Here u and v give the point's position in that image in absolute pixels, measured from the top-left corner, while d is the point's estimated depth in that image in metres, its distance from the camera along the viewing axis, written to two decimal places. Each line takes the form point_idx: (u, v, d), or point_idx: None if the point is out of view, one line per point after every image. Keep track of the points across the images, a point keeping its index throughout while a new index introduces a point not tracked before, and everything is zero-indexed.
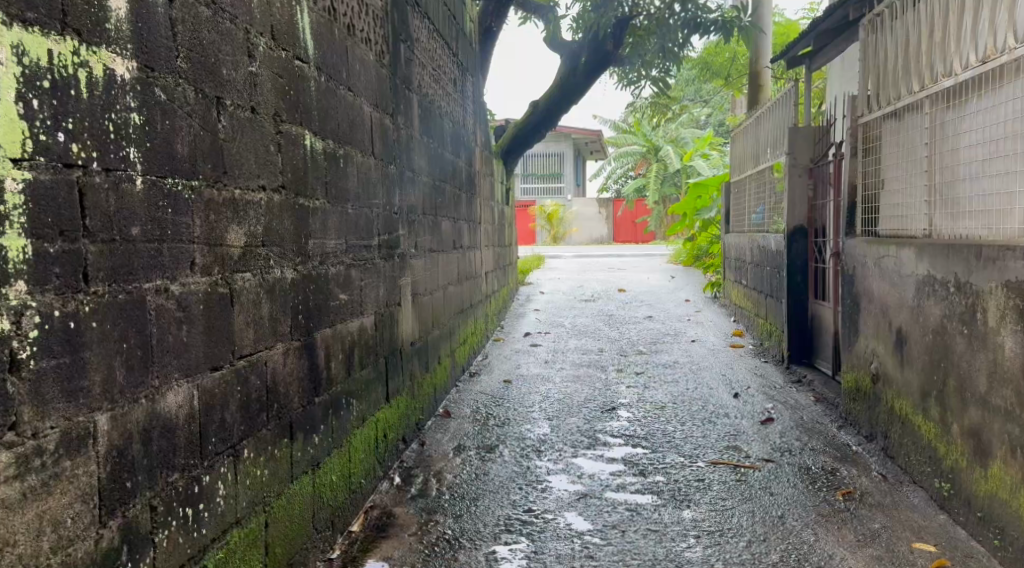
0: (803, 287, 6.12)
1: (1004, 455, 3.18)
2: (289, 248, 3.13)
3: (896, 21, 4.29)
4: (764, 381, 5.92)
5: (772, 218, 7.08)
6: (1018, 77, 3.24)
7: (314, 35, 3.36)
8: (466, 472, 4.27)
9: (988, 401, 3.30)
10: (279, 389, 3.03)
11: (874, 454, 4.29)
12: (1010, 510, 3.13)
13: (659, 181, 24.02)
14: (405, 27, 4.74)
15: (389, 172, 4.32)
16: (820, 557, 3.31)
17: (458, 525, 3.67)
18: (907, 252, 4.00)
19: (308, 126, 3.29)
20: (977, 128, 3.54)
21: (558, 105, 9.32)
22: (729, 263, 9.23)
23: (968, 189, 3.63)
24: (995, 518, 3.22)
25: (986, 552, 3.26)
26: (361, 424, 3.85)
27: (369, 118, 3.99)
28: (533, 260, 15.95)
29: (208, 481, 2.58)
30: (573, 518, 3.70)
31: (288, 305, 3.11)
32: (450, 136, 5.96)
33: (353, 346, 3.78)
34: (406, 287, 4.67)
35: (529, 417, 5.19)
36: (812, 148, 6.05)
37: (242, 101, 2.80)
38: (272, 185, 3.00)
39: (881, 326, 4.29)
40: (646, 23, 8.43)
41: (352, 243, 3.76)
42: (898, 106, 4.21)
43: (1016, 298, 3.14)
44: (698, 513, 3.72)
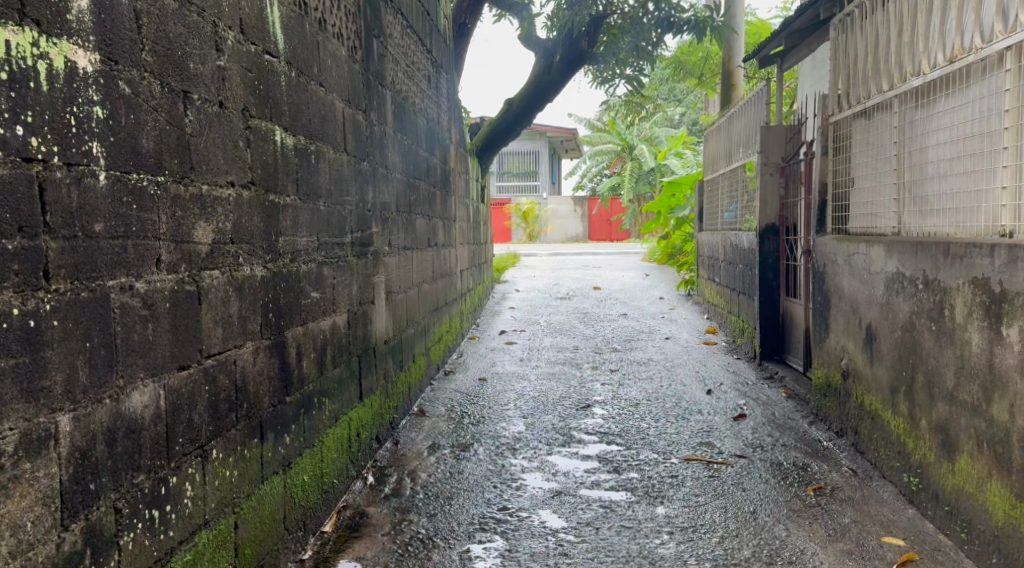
0: (775, 284, 6.15)
1: (971, 450, 3.21)
2: (259, 244, 3.09)
3: (865, 20, 4.31)
4: (736, 378, 5.94)
5: (745, 218, 7.10)
6: (985, 77, 3.27)
7: (284, 30, 3.32)
8: (440, 471, 4.25)
9: (955, 396, 3.32)
10: (248, 389, 2.99)
11: (845, 449, 4.32)
12: (977, 504, 3.17)
13: (634, 178, 24.21)
14: (378, 23, 4.71)
15: (362, 169, 4.28)
16: (791, 552, 3.32)
17: (432, 524, 3.65)
18: (876, 249, 4.03)
19: (278, 122, 3.25)
20: (944, 127, 3.57)
21: (532, 104, 9.33)
22: (702, 261, 9.25)
23: (935, 187, 3.66)
24: (962, 511, 3.26)
25: (953, 546, 3.29)
26: (333, 424, 3.81)
27: (341, 113, 3.96)
28: (507, 259, 15.86)
29: (175, 482, 2.55)
30: (547, 516, 3.69)
31: (257, 303, 3.07)
32: (424, 133, 5.92)
33: (326, 344, 3.76)
34: (379, 284, 4.64)
35: (504, 416, 5.17)
36: (783, 146, 6.07)
37: (210, 96, 2.77)
38: (240, 181, 2.96)
39: (851, 323, 4.32)
40: (620, 22, 8.51)
41: (324, 241, 3.73)
42: (868, 105, 4.24)
43: (982, 295, 3.17)
44: (671, 509, 3.73)
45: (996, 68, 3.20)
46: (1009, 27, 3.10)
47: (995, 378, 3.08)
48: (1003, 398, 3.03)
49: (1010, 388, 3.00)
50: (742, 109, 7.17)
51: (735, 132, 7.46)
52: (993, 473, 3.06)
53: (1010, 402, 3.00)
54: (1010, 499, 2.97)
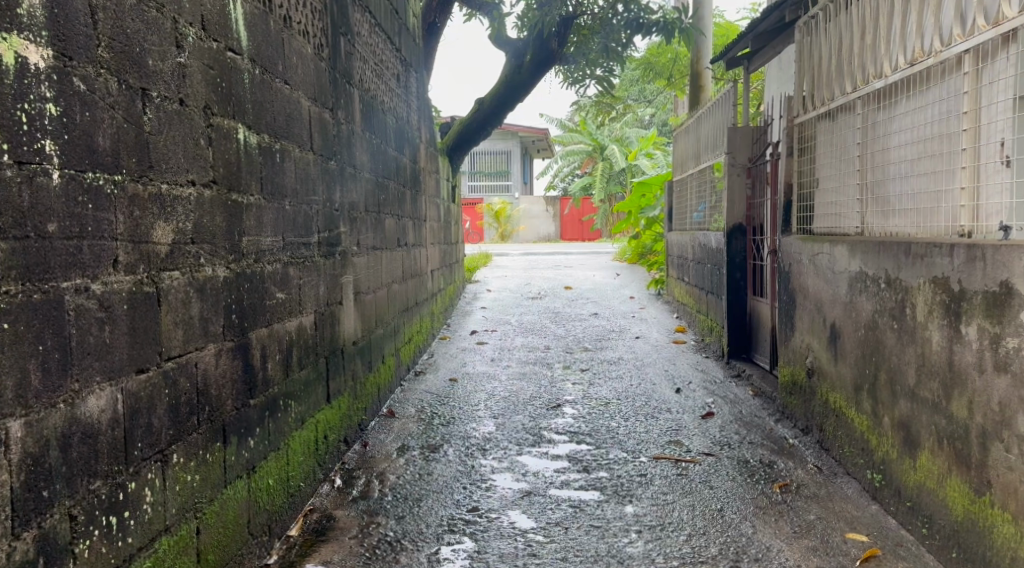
0: (743, 284, 6.17)
1: (931, 446, 3.23)
2: (221, 244, 3.04)
3: (829, 23, 4.33)
4: (705, 376, 5.96)
5: (713, 218, 7.12)
6: (945, 80, 3.30)
7: (247, 26, 3.28)
8: (409, 472, 4.21)
9: (916, 393, 3.34)
10: (210, 392, 2.95)
11: (810, 447, 4.34)
12: (938, 499, 3.19)
13: (605, 179, 24.30)
14: (345, 21, 4.66)
15: (329, 168, 4.24)
16: (758, 549, 3.32)
17: (400, 526, 3.62)
18: (840, 249, 4.04)
19: (241, 120, 3.20)
20: (905, 128, 3.59)
21: (502, 104, 9.31)
22: (672, 261, 9.27)
23: (897, 188, 3.68)
24: (923, 507, 3.28)
25: (915, 541, 3.31)
26: (299, 426, 3.77)
27: (307, 112, 3.92)
28: (479, 259, 15.80)
29: (134, 487, 2.50)
30: (516, 516, 3.67)
31: (220, 305, 3.02)
32: (393, 132, 5.88)
33: (292, 345, 3.71)
34: (347, 285, 4.60)
35: (474, 416, 5.15)
36: (750, 147, 6.09)
37: (170, 93, 2.72)
38: (201, 180, 2.91)
39: (816, 322, 4.34)
40: (589, 22, 8.48)
41: (290, 240, 3.69)
42: (832, 107, 4.26)
43: (942, 294, 3.19)
44: (640, 508, 3.72)
45: (956, 71, 3.22)
46: (967, 31, 3.12)
47: (955, 376, 3.10)
48: (962, 395, 3.06)
49: (969, 385, 3.02)
50: (710, 111, 7.19)
51: (703, 133, 7.48)
52: (953, 468, 3.09)
53: (969, 399, 3.02)
54: (969, 494, 3.00)
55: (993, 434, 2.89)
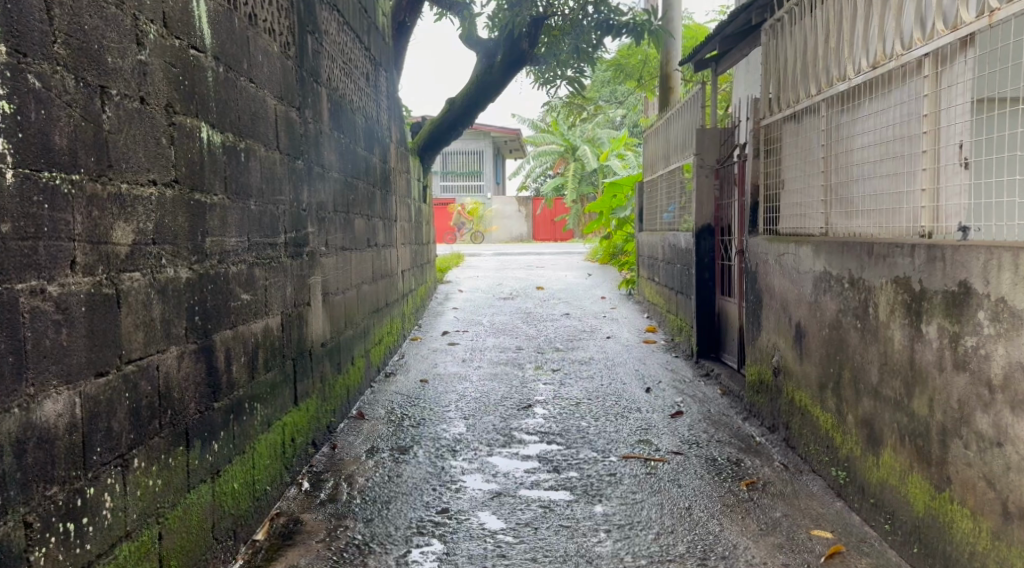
0: (711, 284, 6.20)
1: (894, 443, 3.25)
2: (183, 245, 3.00)
3: (794, 26, 4.35)
4: (675, 376, 5.98)
5: (682, 219, 7.14)
6: (906, 82, 3.32)
7: (211, 23, 3.23)
8: (378, 474, 4.18)
9: (879, 391, 3.36)
10: (172, 395, 2.90)
11: (776, 444, 4.36)
12: (900, 495, 3.21)
13: (577, 179, 24.39)
14: (312, 18, 4.62)
15: (296, 167, 4.20)
16: (724, 547, 3.33)
17: (369, 529, 3.58)
18: (805, 250, 4.06)
19: (204, 118, 3.15)
20: (868, 131, 3.61)
21: (473, 104, 9.28)
22: (642, 261, 9.30)
23: (860, 189, 3.70)
24: (886, 504, 3.30)
25: (878, 537, 3.33)
26: (265, 429, 3.72)
27: (272, 111, 3.87)
28: (452, 259, 15.76)
29: (93, 493, 2.46)
30: (485, 518, 3.66)
31: (182, 306, 2.98)
32: (363, 131, 5.84)
33: (258, 347, 3.67)
34: (315, 286, 4.56)
35: (444, 417, 5.13)
36: (718, 148, 6.11)
37: (130, 91, 2.67)
38: (163, 179, 2.86)
39: (782, 321, 4.36)
40: (560, 23, 8.47)
41: (255, 241, 3.64)
42: (797, 109, 4.28)
43: (904, 293, 3.21)
44: (609, 507, 3.72)
45: (917, 74, 3.24)
46: (927, 35, 3.14)
47: (916, 373, 3.12)
48: (923, 393, 3.08)
49: (930, 382, 3.04)
50: (680, 112, 7.21)
51: (672, 134, 7.50)
52: (915, 465, 3.11)
53: (929, 396, 3.04)
54: (930, 491, 3.02)
55: (953, 431, 2.91)
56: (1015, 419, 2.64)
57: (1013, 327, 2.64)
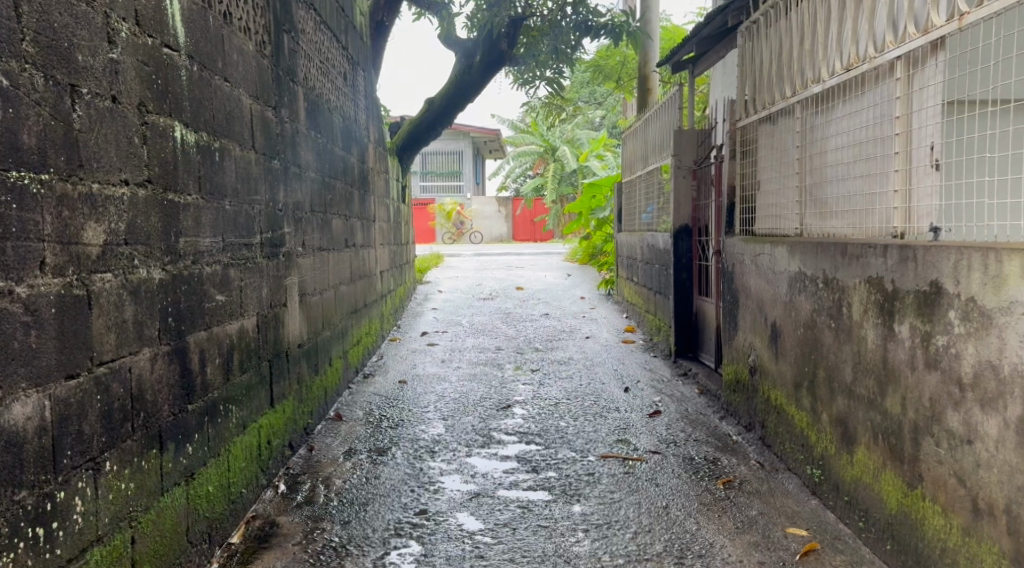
0: (689, 284, 6.22)
1: (867, 441, 3.27)
2: (156, 246, 2.96)
3: (770, 29, 4.36)
4: (653, 375, 5.99)
5: (661, 219, 7.16)
6: (879, 85, 3.33)
7: (184, 22, 3.20)
8: (356, 476, 4.15)
9: (853, 390, 3.38)
10: (146, 397, 2.87)
11: (753, 443, 4.37)
12: (873, 493, 3.22)
13: (557, 180, 24.45)
14: (288, 17, 4.58)
15: (272, 167, 4.16)
16: (701, 546, 3.33)
17: (346, 531, 3.56)
18: (780, 250, 4.08)
19: (178, 118, 3.12)
20: (842, 133, 3.63)
21: (451, 105, 9.27)
22: (621, 261, 9.31)
23: (834, 190, 3.71)
24: (860, 501, 3.31)
25: (852, 534, 3.34)
26: (241, 431, 3.69)
27: (248, 110, 3.84)
28: (431, 259, 15.73)
29: (63, 497, 2.42)
30: (464, 519, 3.64)
31: (155, 307, 2.95)
32: (340, 131, 5.80)
33: (233, 348, 3.64)
34: (292, 287, 4.52)
35: (423, 418, 5.11)
36: (695, 149, 6.12)
37: (101, 89, 2.64)
38: (136, 179, 2.83)
39: (758, 321, 4.37)
40: (539, 24, 8.45)
41: (230, 241, 3.61)
42: (773, 111, 4.29)
43: (877, 293, 3.23)
44: (587, 507, 3.71)
45: (889, 76, 3.26)
46: (899, 38, 3.16)
47: (889, 372, 3.14)
48: (896, 391, 3.09)
49: (902, 381, 3.06)
50: (658, 113, 7.22)
51: (650, 135, 7.51)
52: (888, 463, 3.13)
53: (902, 395, 3.05)
54: (903, 488, 3.03)
55: (924, 429, 2.93)
56: (984, 417, 2.65)
57: (983, 326, 2.66)
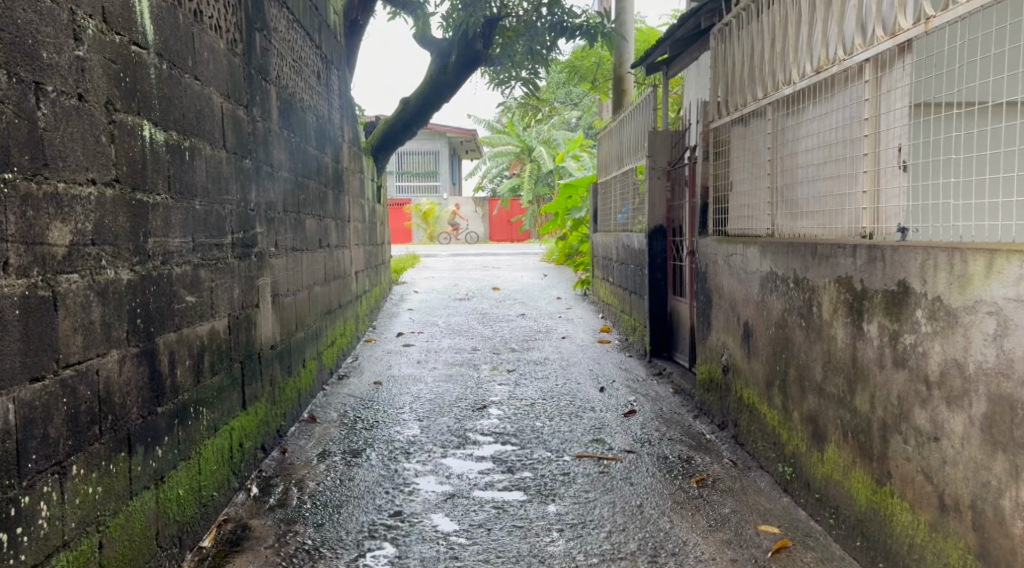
0: (663, 284, 6.23)
1: (837, 439, 3.28)
2: (124, 246, 2.92)
3: (741, 31, 4.38)
4: (628, 375, 5.99)
5: (636, 220, 7.17)
6: (848, 87, 3.35)
7: (153, 19, 3.15)
8: (329, 479, 4.12)
9: (823, 388, 3.39)
10: (114, 399, 2.83)
11: (726, 441, 4.38)
12: (843, 490, 3.24)
13: (533, 181, 24.53)
14: (260, 15, 4.54)
15: (244, 167, 4.12)
16: (674, 544, 3.33)
17: (319, 534, 3.53)
18: (751, 250, 4.09)
19: (147, 116, 3.08)
20: (812, 134, 3.64)
21: (426, 105, 9.23)
22: (597, 261, 9.32)
23: (804, 191, 3.73)
24: (830, 498, 3.33)
25: (823, 531, 3.35)
26: (212, 434, 3.65)
27: (219, 108, 3.80)
28: (407, 260, 15.69)
29: (27, 502, 2.38)
30: (438, 520, 3.62)
31: (123, 307, 2.90)
32: (313, 130, 5.76)
33: (203, 350, 3.59)
34: (264, 288, 4.48)
35: (398, 419, 5.08)
36: (670, 150, 6.14)
37: (67, 87, 2.60)
38: (103, 179, 2.79)
39: (731, 320, 4.38)
40: (514, 25, 8.45)
41: (201, 241, 3.57)
42: (745, 112, 4.30)
43: (846, 293, 3.25)
44: (562, 507, 3.70)
45: (857, 78, 3.28)
46: (868, 41, 3.17)
47: (858, 371, 3.15)
48: (865, 390, 3.11)
49: (871, 379, 3.07)
50: (632, 114, 7.23)
51: (625, 136, 7.52)
52: (857, 461, 3.14)
53: (871, 393, 3.07)
54: (872, 485, 3.05)
55: (892, 426, 2.94)
56: (951, 414, 2.66)
57: (949, 325, 2.67)
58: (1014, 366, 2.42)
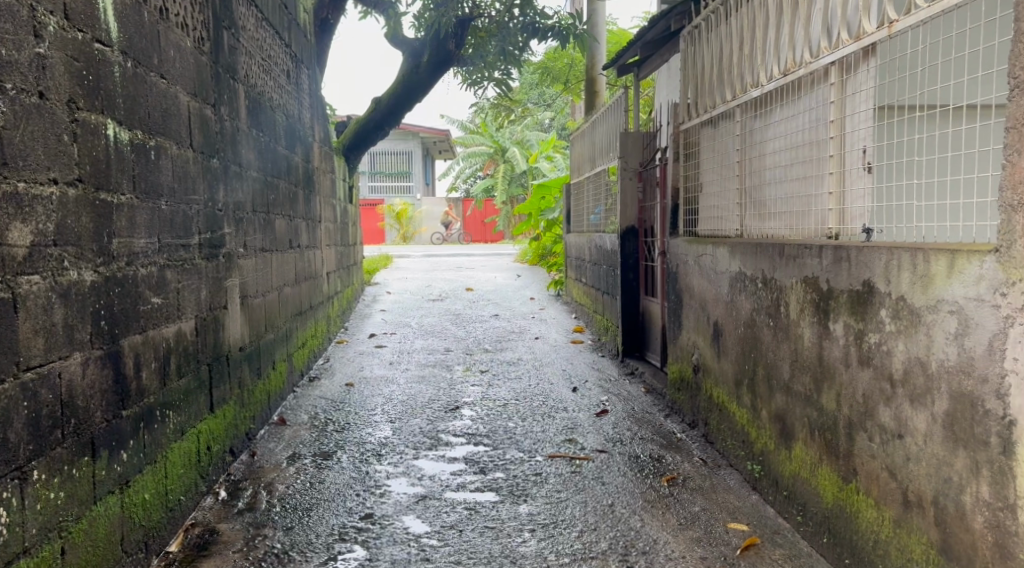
0: (635, 285, 6.24)
1: (805, 437, 3.29)
2: (87, 247, 2.87)
3: (710, 33, 4.39)
4: (600, 375, 5.99)
5: (608, 220, 7.17)
6: (814, 89, 3.37)
7: (118, 16, 3.11)
8: (299, 482, 4.08)
9: (791, 387, 3.40)
10: (77, 402, 2.78)
11: (696, 440, 4.39)
12: (811, 488, 3.25)
13: (507, 181, 24.50)
14: (228, 14, 4.49)
15: (211, 166, 4.07)
16: (645, 543, 3.33)
17: (288, 537, 3.49)
18: (721, 251, 4.10)
19: (111, 115, 3.03)
20: (780, 136, 3.65)
21: (399, 104, 9.17)
22: (570, 261, 9.32)
23: (772, 192, 3.74)
24: (798, 496, 3.34)
25: (791, 528, 3.36)
26: (178, 437, 3.59)
27: (185, 107, 3.75)
28: (380, 260, 15.64)
29: None
30: (410, 522, 3.59)
31: (87, 309, 2.85)
32: (283, 130, 5.70)
33: (170, 352, 3.54)
34: (233, 289, 4.43)
35: (369, 421, 5.05)
36: (641, 151, 6.15)
37: (27, 85, 2.55)
38: (65, 178, 2.74)
39: (701, 320, 4.39)
40: (486, 25, 8.41)
41: (167, 242, 3.52)
42: (714, 114, 4.31)
43: (813, 293, 3.26)
44: (534, 507, 3.68)
45: (823, 81, 3.29)
46: (833, 44, 3.19)
47: (825, 370, 3.16)
48: (831, 388, 3.12)
49: (837, 378, 3.09)
50: (605, 116, 7.24)
51: (598, 137, 7.52)
52: (824, 458, 3.15)
53: (837, 391, 3.08)
54: (839, 481, 3.06)
55: (858, 424, 2.95)
56: (914, 412, 2.68)
57: (912, 324, 2.68)
58: (975, 364, 2.44)
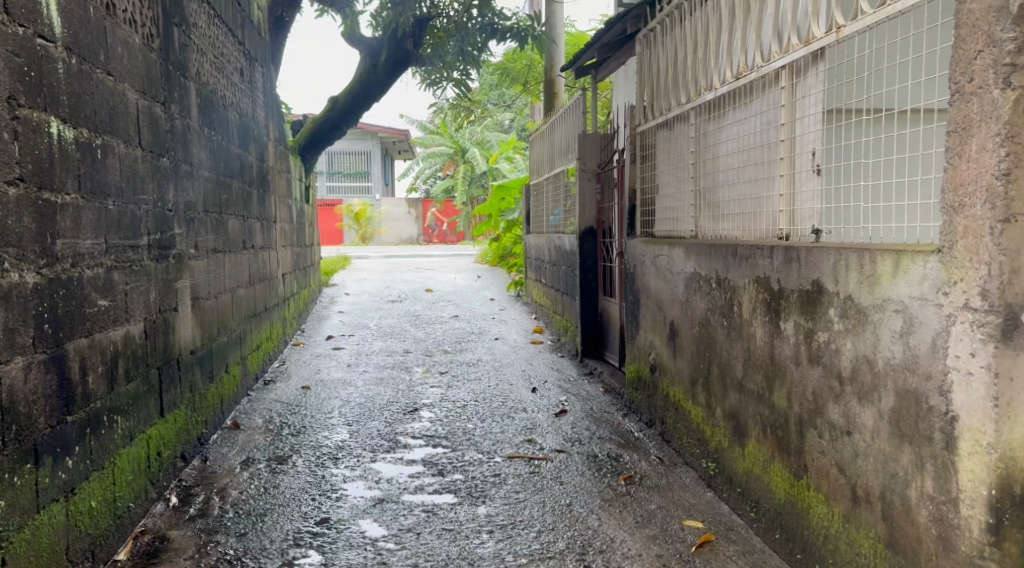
0: (593, 285, 6.23)
1: (759, 435, 3.30)
2: (30, 248, 2.79)
3: (665, 37, 4.39)
4: (559, 375, 5.98)
5: (567, 221, 7.16)
6: (766, 93, 3.38)
7: (61, 12, 3.02)
8: (253, 486, 4.00)
9: (744, 385, 3.41)
10: (19, 407, 2.70)
11: (653, 439, 4.39)
12: (764, 485, 3.26)
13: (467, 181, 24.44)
14: (179, 10, 4.40)
15: (161, 165, 3.98)
16: (602, 542, 3.31)
17: (241, 543, 3.42)
18: (676, 251, 4.10)
19: (55, 112, 2.95)
20: (733, 139, 3.66)
21: (356, 104, 9.14)
22: (529, 262, 9.30)
23: (725, 194, 3.75)
24: (752, 492, 3.34)
25: (744, 525, 3.37)
26: (127, 443, 3.51)
27: (133, 104, 3.66)
28: (338, 261, 15.52)
29: None
30: (367, 526, 3.54)
31: (29, 311, 2.77)
32: (236, 129, 5.61)
33: (118, 355, 3.46)
34: (184, 290, 4.35)
35: (326, 424, 4.98)
36: (599, 153, 6.16)
37: None
38: (5, 177, 2.65)
39: (657, 320, 4.39)
40: (445, 25, 8.28)
41: (114, 242, 3.43)
42: (669, 116, 4.32)
43: (765, 292, 3.26)
44: (492, 509, 3.65)
45: (774, 85, 3.31)
46: (784, 48, 3.21)
47: (777, 368, 3.17)
48: (783, 386, 3.13)
49: (788, 376, 3.10)
50: (563, 117, 7.23)
51: (556, 139, 7.51)
52: (777, 456, 3.16)
53: (789, 389, 3.09)
54: (791, 478, 3.07)
55: (809, 421, 2.96)
56: (862, 409, 2.69)
57: (860, 323, 2.70)
58: (919, 362, 2.45)
